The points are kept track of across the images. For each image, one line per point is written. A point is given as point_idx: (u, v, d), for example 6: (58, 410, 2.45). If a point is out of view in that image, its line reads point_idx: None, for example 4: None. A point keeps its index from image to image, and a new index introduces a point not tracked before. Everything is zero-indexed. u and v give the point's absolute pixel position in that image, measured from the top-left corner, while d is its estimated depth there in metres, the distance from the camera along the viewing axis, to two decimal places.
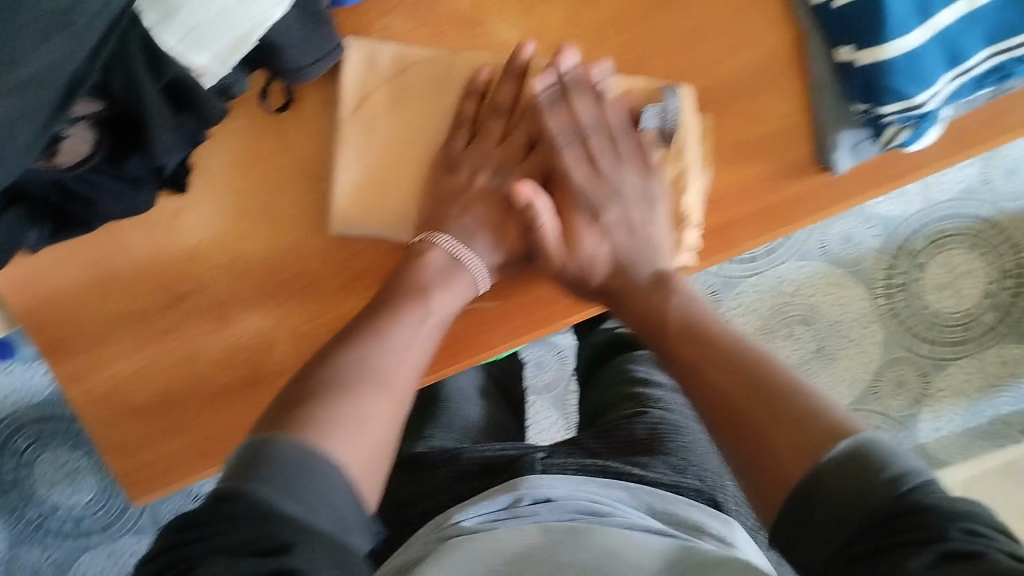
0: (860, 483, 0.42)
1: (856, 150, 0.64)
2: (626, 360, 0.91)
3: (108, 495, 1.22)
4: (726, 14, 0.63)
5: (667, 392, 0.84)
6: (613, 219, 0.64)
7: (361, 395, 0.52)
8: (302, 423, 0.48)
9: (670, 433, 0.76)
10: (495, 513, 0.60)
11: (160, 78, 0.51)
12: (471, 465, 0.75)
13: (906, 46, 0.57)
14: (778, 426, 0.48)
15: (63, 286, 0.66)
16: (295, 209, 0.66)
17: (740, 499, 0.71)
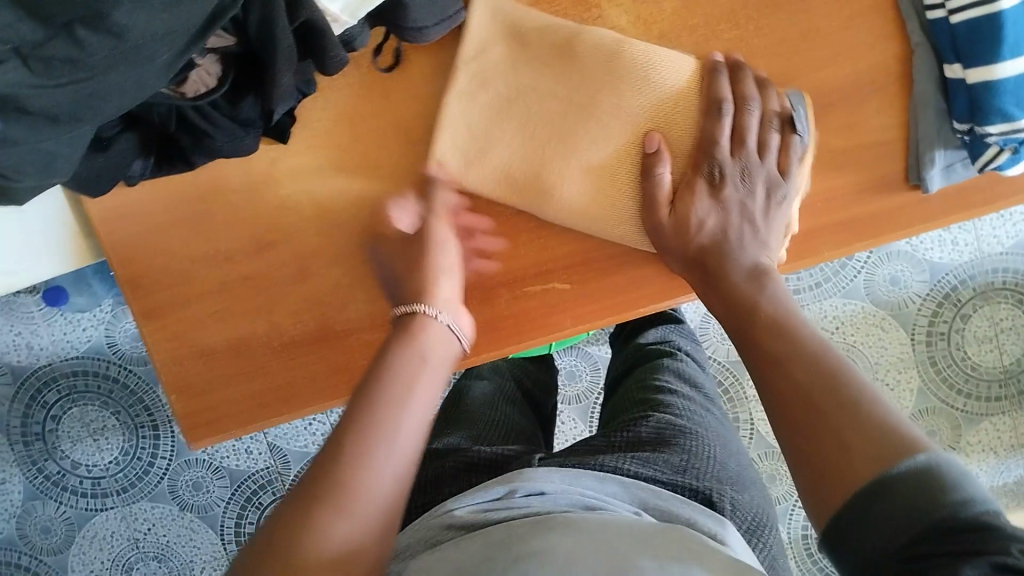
0: (916, 501, 0.40)
1: (948, 171, 0.64)
2: (649, 366, 0.88)
3: (131, 457, 1.18)
4: (835, 26, 0.64)
5: (682, 399, 0.78)
6: (733, 194, 0.61)
7: (371, 450, 0.47)
8: (313, 504, 0.45)
9: (678, 434, 0.70)
10: (487, 504, 0.55)
11: (295, 21, 0.52)
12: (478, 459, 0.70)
13: (1017, 68, 0.58)
14: (852, 422, 0.44)
15: (150, 221, 0.66)
16: (387, 171, 0.67)
17: (748, 507, 0.65)
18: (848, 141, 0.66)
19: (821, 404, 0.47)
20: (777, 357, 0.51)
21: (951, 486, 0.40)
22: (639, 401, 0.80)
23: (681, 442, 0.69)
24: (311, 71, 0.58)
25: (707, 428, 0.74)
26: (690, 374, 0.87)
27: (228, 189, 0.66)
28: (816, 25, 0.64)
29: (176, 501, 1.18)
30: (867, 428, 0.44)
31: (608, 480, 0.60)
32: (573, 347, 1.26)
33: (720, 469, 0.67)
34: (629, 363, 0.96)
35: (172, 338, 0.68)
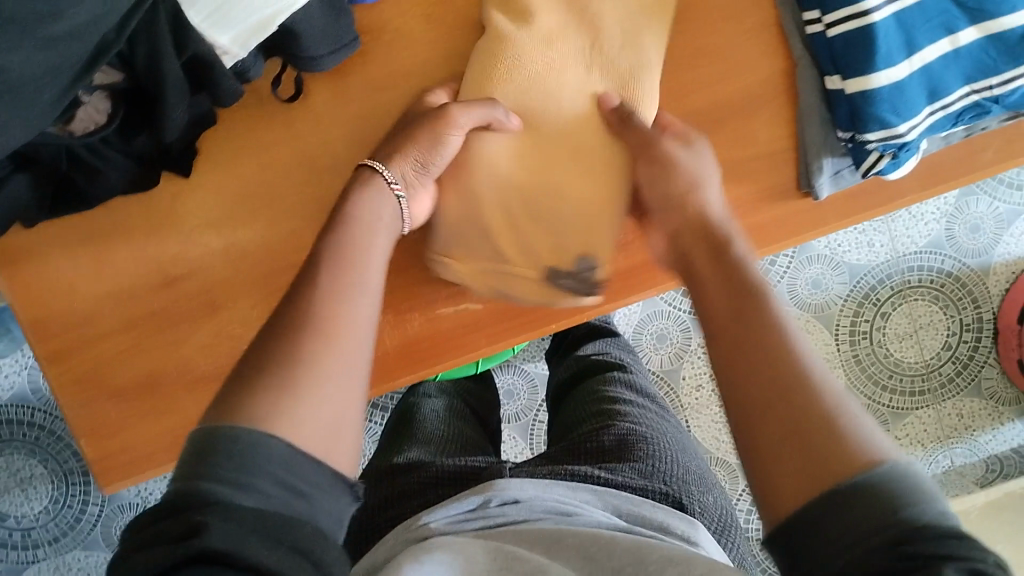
0: (876, 510, 0.36)
1: (837, 178, 0.67)
2: (600, 377, 0.88)
3: (60, 506, 1.15)
4: (723, 41, 0.67)
5: (636, 407, 0.79)
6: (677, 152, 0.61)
7: (311, 346, 0.44)
8: (252, 403, 0.41)
9: (642, 440, 0.70)
10: (461, 515, 0.55)
11: (184, 56, 0.53)
12: (443, 472, 0.68)
13: (891, 77, 0.61)
14: (793, 403, 0.41)
15: (54, 261, 0.65)
16: (294, 199, 0.67)
17: (711, 507, 0.66)
18: (743, 152, 0.68)
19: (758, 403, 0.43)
20: (751, 374, 0.44)
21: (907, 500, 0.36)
22: (593, 411, 0.79)
23: (644, 447, 0.69)
24: (206, 104, 0.59)
25: (663, 433, 0.75)
26: (639, 382, 0.87)
27: (132, 227, 0.66)
28: (703, 43, 0.67)
29: (110, 547, 1.16)
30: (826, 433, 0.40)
31: (580, 489, 0.59)
32: (509, 366, 1.27)
33: (683, 473, 0.67)
34: (571, 373, 0.96)
35: (80, 381, 0.67)
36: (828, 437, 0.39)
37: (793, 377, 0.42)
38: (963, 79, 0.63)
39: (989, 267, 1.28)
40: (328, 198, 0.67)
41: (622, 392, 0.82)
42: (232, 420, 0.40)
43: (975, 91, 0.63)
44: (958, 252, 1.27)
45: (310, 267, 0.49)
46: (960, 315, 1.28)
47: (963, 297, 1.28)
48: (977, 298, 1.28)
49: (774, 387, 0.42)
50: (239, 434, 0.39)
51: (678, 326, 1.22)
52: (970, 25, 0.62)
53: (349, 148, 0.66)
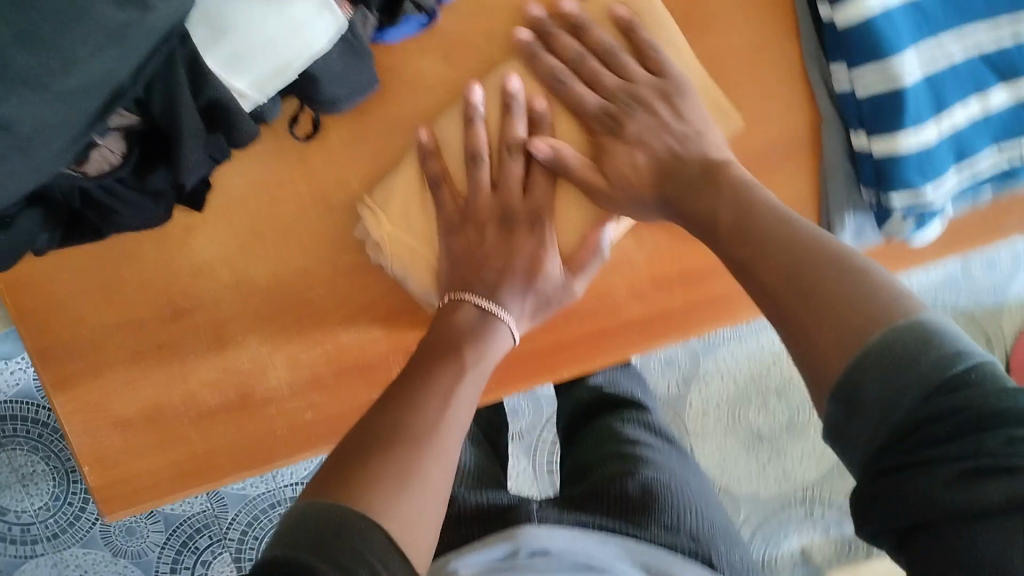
0: (911, 362, 0.39)
1: (859, 235, 0.67)
2: (619, 414, 0.87)
3: (61, 503, 1.15)
4: (750, 94, 0.65)
5: (656, 453, 0.76)
6: (636, 129, 0.61)
7: (407, 454, 0.48)
8: (363, 487, 0.45)
9: (667, 491, 0.69)
10: (493, 567, 0.56)
11: (200, 98, 0.51)
12: (464, 512, 0.68)
13: (918, 141, 0.59)
14: (824, 291, 0.44)
15: (61, 289, 0.64)
16: (305, 236, 0.66)
17: (735, 564, 0.65)
18: None
19: (795, 275, 0.46)
20: (750, 265, 0.50)
21: (934, 342, 0.39)
22: (613, 453, 0.77)
23: (669, 498, 0.68)
24: (222, 144, 0.57)
25: (685, 482, 0.73)
26: (658, 424, 0.86)
27: (140, 257, 0.65)
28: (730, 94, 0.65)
29: (108, 547, 1.15)
30: (853, 302, 0.43)
31: (609, 542, 0.60)
32: None
33: (707, 530, 0.66)
34: (583, 403, 0.94)
35: (83, 409, 0.67)
36: (860, 306, 0.42)
37: (799, 243, 0.48)
38: (992, 140, 0.62)
39: (1004, 305, 1.27)
40: (340, 237, 0.66)
41: (641, 435, 0.81)
42: (342, 501, 0.44)
43: (1003, 152, 0.62)
44: (972, 288, 1.26)
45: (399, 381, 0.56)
46: None
47: (977, 333, 1.26)
48: (991, 337, 1.26)
49: (781, 268, 0.47)
50: (336, 532, 0.41)
51: (686, 350, 1.21)
52: (1001, 86, 0.61)
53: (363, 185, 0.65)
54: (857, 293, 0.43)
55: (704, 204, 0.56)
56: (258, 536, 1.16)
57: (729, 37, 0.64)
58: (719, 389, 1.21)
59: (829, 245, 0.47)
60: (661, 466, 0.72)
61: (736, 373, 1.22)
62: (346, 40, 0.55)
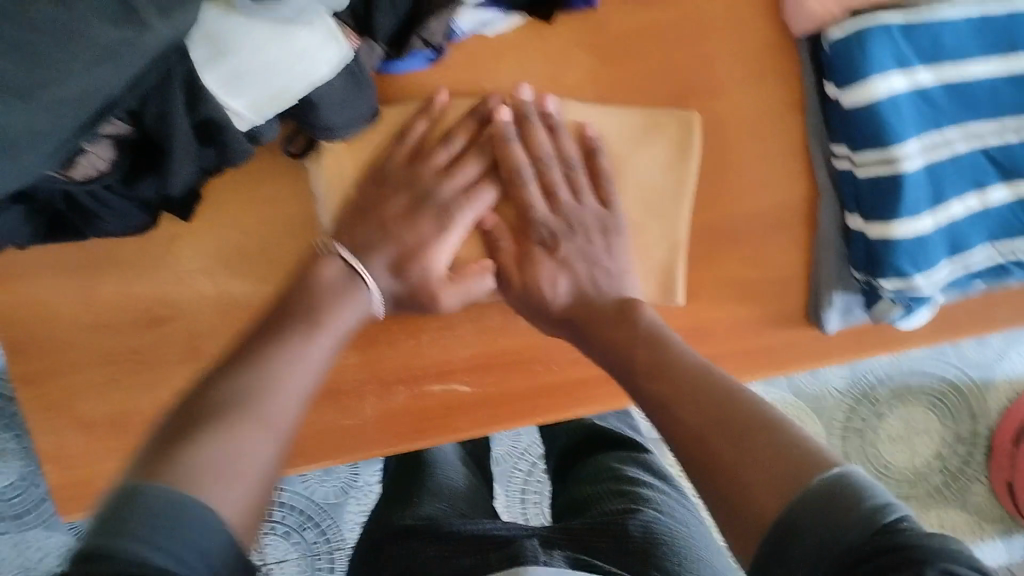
0: (837, 515, 0.38)
1: (847, 314, 0.66)
2: (619, 459, 0.84)
3: (28, 484, 1.14)
4: (751, 160, 0.65)
5: (658, 496, 0.74)
6: (571, 253, 0.63)
7: (233, 428, 0.44)
8: (177, 467, 0.40)
9: (666, 533, 0.65)
10: None
11: (193, 114, 0.51)
12: (459, 544, 0.64)
13: (915, 229, 0.59)
14: (752, 447, 0.44)
15: (39, 285, 0.64)
16: (291, 256, 0.65)
17: None
18: (753, 274, 0.66)
19: (719, 452, 0.45)
20: (670, 405, 0.49)
21: (867, 494, 0.38)
22: (613, 492, 0.75)
23: (669, 539, 0.64)
24: (213, 159, 0.57)
25: (689, 526, 0.70)
26: (658, 467, 0.84)
27: (123, 262, 0.64)
28: (730, 159, 0.65)
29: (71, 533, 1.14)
30: (773, 450, 0.43)
31: None
32: None
33: (712, 575, 0.63)
34: (574, 444, 0.93)
35: (51, 406, 0.66)
36: (765, 447, 0.44)
37: (717, 391, 0.48)
38: (988, 236, 0.62)
39: (992, 383, 1.27)
40: None
41: (643, 479, 0.78)
42: (156, 480, 0.39)
43: (998, 250, 0.62)
44: (963, 362, 1.26)
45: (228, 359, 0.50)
46: (956, 427, 1.26)
47: (963, 409, 1.26)
48: (976, 411, 1.26)
49: (701, 411, 0.47)
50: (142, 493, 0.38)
51: None
52: (1001, 182, 0.61)
53: None
54: (770, 441, 0.44)
55: (618, 340, 0.57)
56: None
57: (735, 102, 0.64)
58: None
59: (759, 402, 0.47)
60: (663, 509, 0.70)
61: None
62: (351, 70, 0.55)
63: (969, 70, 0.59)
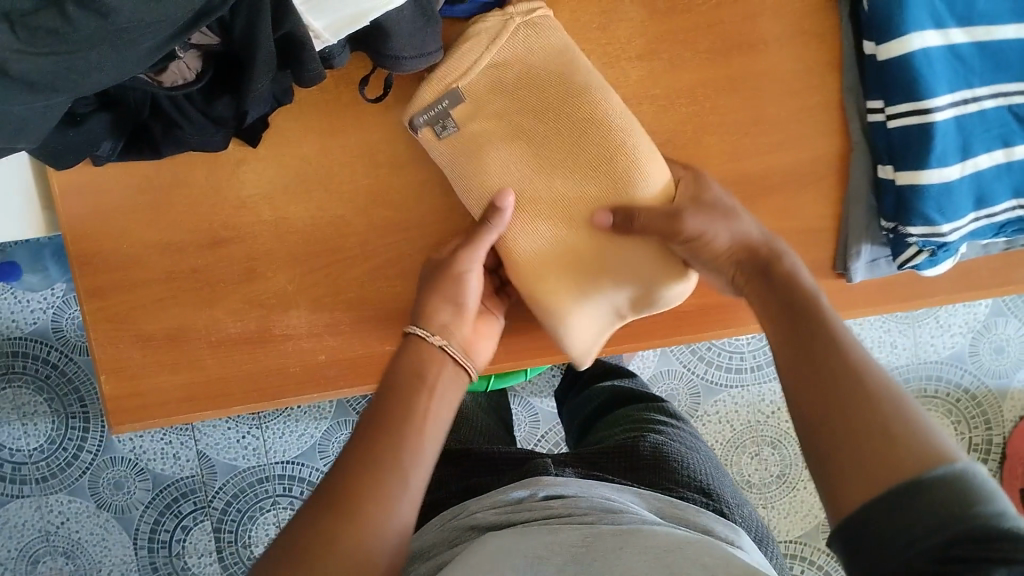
0: (949, 508, 0.38)
1: (873, 265, 0.69)
2: (638, 405, 0.88)
3: (56, 447, 1.14)
4: (786, 115, 0.69)
5: (672, 427, 0.78)
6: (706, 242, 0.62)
7: (339, 518, 0.44)
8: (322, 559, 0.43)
9: (678, 457, 0.69)
10: (509, 507, 0.55)
11: (278, 32, 0.55)
12: (478, 465, 0.70)
13: (942, 177, 0.62)
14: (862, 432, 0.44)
15: (110, 202, 0.68)
16: (347, 188, 0.69)
17: (750, 519, 0.66)
18: (784, 224, 0.70)
19: (832, 421, 0.45)
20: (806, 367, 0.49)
21: (983, 497, 0.38)
22: (631, 426, 0.79)
23: (681, 461, 0.69)
24: (286, 81, 0.61)
25: (701, 451, 0.74)
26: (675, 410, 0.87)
27: (190, 184, 0.68)
28: (766, 112, 0.68)
29: (94, 498, 1.15)
30: (901, 427, 0.43)
31: (624, 491, 0.59)
32: (517, 396, 1.24)
33: (723, 490, 0.67)
34: (595, 405, 0.96)
35: (112, 319, 0.70)
36: (898, 430, 0.43)
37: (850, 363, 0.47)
38: (1012, 192, 0.65)
39: (1006, 391, 1.27)
40: (379, 193, 0.69)
41: (660, 416, 0.82)
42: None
43: (1022, 206, 0.65)
44: (978, 371, 1.26)
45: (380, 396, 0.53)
46: (970, 433, 1.27)
47: (976, 415, 1.26)
48: (990, 420, 1.27)
49: (848, 397, 0.45)
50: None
51: (687, 389, 1.22)
52: None
53: (409, 148, 0.69)
54: (903, 427, 0.43)
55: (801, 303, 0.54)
56: (241, 510, 1.17)
57: (774, 59, 0.68)
58: (711, 431, 1.23)
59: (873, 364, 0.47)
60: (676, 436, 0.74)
61: (735, 418, 1.23)
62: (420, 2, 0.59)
63: (999, 30, 0.62)
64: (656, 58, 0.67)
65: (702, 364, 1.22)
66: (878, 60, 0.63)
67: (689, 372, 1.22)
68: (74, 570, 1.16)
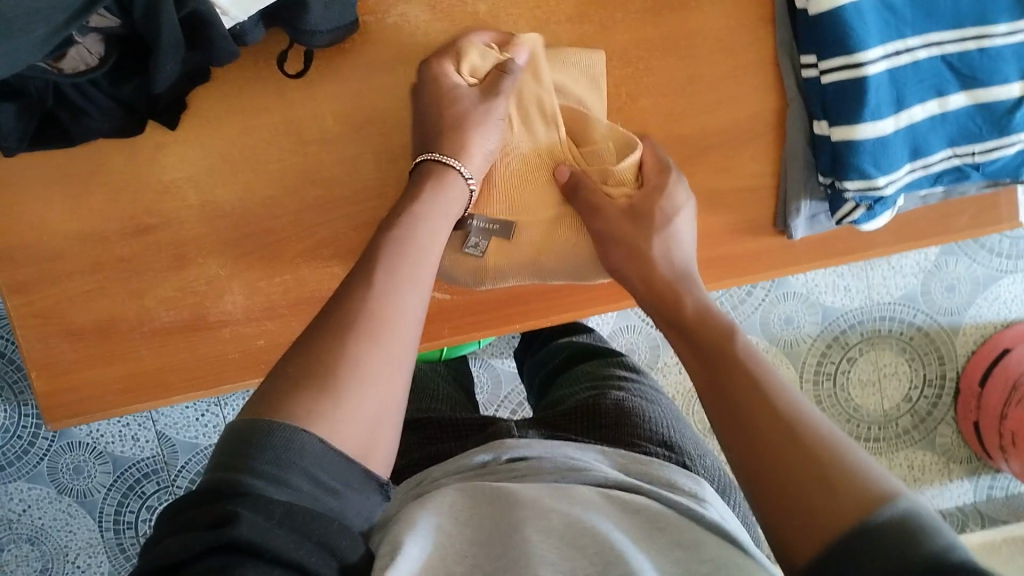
0: (899, 551, 0.35)
1: (813, 221, 0.69)
2: (596, 361, 0.88)
3: (10, 435, 1.11)
4: (721, 72, 0.67)
5: (631, 382, 0.79)
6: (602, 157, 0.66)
7: (352, 339, 0.45)
8: (334, 369, 0.44)
9: (637, 411, 0.71)
10: (470, 475, 0.54)
11: (182, 12, 0.52)
12: (437, 432, 0.70)
13: (877, 131, 0.62)
14: (798, 455, 0.42)
15: (29, 193, 0.65)
16: (276, 167, 0.67)
17: (711, 468, 0.68)
18: (724, 183, 0.69)
19: (778, 449, 0.43)
20: (731, 398, 0.48)
21: (933, 534, 0.36)
22: (592, 382, 0.80)
23: (641, 416, 0.70)
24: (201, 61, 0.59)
25: (661, 405, 0.76)
26: (635, 363, 0.87)
27: (110, 170, 0.66)
28: (701, 70, 0.67)
29: (54, 483, 1.13)
30: (833, 468, 0.41)
31: (587, 450, 0.59)
32: (478, 358, 1.23)
33: (685, 441, 0.69)
34: (559, 357, 0.96)
35: (39, 314, 0.67)
36: (839, 474, 0.41)
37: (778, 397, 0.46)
38: (947, 142, 0.64)
39: (959, 327, 1.28)
40: (309, 171, 0.67)
41: (620, 370, 0.83)
42: (273, 416, 0.41)
43: (957, 154, 0.65)
44: (931, 308, 1.27)
45: (365, 260, 0.51)
46: (925, 371, 1.28)
47: (930, 352, 1.28)
48: (944, 356, 1.28)
49: (774, 428, 0.44)
50: (264, 427, 0.40)
51: (646, 343, 1.22)
52: (961, 90, 0.63)
53: (337, 123, 0.67)
54: (859, 486, 0.39)
55: (717, 343, 0.53)
56: None
57: (707, 15, 0.66)
58: (671, 383, 1.23)
59: (800, 408, 0.45)
60: (634, 392, 0.75)
61: None
62: None
63: None
64: (586, 19, 0.65)
65: (660, 316, 1.22)
66: (809, 15, 0.62)
67: (647, 325, 1.22)
68: (40, 557, 1.15)
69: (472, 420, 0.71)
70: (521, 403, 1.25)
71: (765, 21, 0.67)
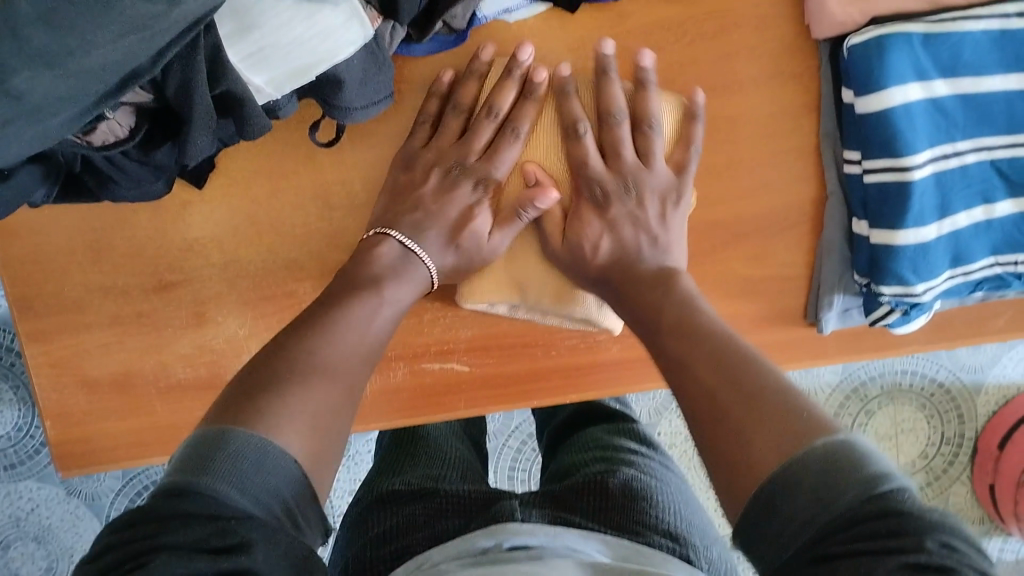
0: (818, 465, 0.36)
1: (845, 314, 0.68)
2: (608, 429, 0.85)
3: (24, 434, 1.06)
4: (759, 160, 0.66)
5: (643, 459, 0.76)
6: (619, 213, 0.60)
7: (310, 378, 0.45)
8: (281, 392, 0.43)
9: (646, 493, 0.68)
10: (471, 560, 0.51)
11: (215, 90, 0.50)
12: (444, 504, 0.66)
13: (918, 238, 0.60)
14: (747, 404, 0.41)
15: (52, 246, 0.64)
16: (302, 229, 0.66)
17: (714, 562, 0.63)
18: (755, 271, 0.68)
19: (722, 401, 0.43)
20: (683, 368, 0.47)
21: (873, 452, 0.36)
22: (602, 454, 0.77)
23: (648, 500, 0.67)
24: (231, 129, 0.57)
25: (671, 486, 0.73)
26: (645, 434, 0.85)
27: (134, 225, 0.65)
28: (739, 157, 0.65)
29: (65, 484, 1.08)
30: (768, 385, 0.42)
31: (591, 536, 0.55)
32: None
33: (690, 530, 0.65)
34: (568, 418, 0.94)
35: (57, 364, 0.67)
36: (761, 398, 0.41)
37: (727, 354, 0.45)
38: (990, 250, 0.62)
39: (982, 386, 1.21)
40: (334, 235, 0.66)
41: (634, 442, 0.81)
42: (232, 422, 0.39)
43: (999, 263, 0.63)
44: (954, 365, 1.21)
45: (321, 301, 0.53)
46: (943, 428, 1.21)
47: (951, 410, 1.21)
48: (964, 414, 1.21)
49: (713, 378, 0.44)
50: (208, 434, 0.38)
51: None
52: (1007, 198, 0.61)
53: (366, 188, 0.65)
54: (786, 406, 0.40)
55: (653, 301, 0.54)
56: None
57: (750, 102, 0.64)
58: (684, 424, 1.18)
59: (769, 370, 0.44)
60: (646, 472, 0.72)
61: None
62: (371, 49, 0.55)
63: (986, 81, 0.59)
64: None
65: None
66: (856, 113, 0.60)
67: None
68: (47, 556, 1.09)
69: (479, 494, 0.67)
70: (531, 432, 1.20)
71: (808, 111, 0.65)
